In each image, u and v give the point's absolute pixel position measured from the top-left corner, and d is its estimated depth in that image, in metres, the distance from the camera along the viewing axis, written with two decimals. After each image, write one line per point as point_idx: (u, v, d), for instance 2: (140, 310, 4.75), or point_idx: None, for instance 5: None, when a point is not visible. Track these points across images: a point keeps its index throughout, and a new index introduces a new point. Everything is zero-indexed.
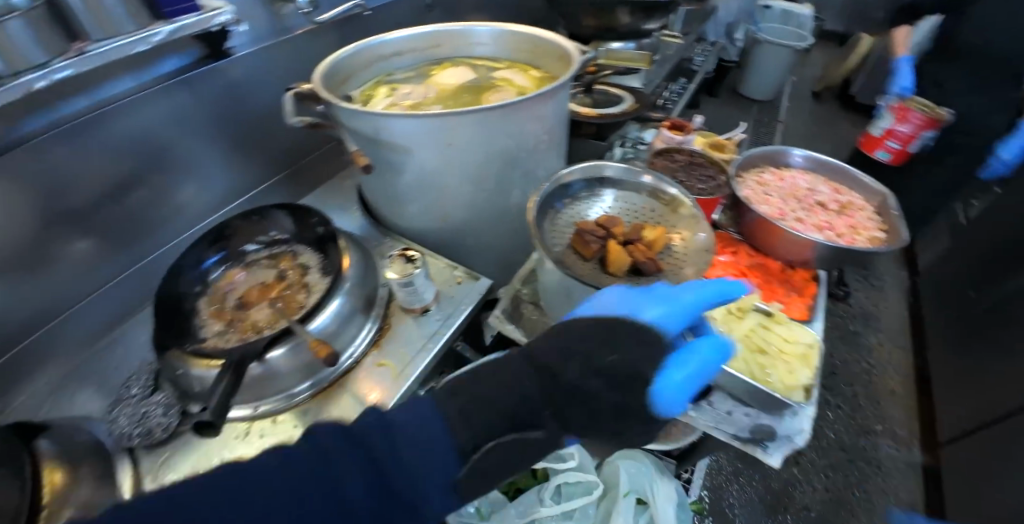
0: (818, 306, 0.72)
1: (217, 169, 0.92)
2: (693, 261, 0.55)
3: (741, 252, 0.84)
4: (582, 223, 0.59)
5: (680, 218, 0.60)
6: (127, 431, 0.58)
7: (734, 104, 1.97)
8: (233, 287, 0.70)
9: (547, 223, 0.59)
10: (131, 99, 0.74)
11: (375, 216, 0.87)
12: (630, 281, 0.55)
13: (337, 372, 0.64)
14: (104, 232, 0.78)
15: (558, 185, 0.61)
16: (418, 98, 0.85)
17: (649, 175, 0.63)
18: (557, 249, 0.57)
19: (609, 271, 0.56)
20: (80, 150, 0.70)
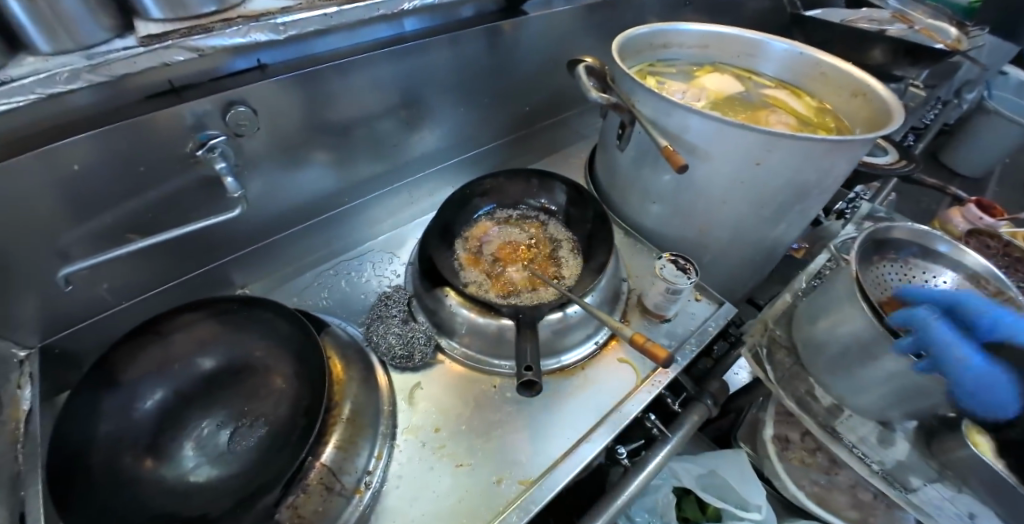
0: None
1: (459, 117, 0.93)
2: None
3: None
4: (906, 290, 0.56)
5: None
6: (394, 347, 0.62)
7: (933, 173, 1.77)
8: (491, 240, 0.71)
9: (862, 274, 0.58)
10: (408, 48, 0.76)
11: (610, 205, 0.85)
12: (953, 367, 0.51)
13: (580, 355, 0.64)
14: (359, 152, 0.82)
15: (881, 239, 0.59)
16: (693, 100, 0.81)
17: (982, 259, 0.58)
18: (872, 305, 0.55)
19: None
20: (351, 84, 0.73)
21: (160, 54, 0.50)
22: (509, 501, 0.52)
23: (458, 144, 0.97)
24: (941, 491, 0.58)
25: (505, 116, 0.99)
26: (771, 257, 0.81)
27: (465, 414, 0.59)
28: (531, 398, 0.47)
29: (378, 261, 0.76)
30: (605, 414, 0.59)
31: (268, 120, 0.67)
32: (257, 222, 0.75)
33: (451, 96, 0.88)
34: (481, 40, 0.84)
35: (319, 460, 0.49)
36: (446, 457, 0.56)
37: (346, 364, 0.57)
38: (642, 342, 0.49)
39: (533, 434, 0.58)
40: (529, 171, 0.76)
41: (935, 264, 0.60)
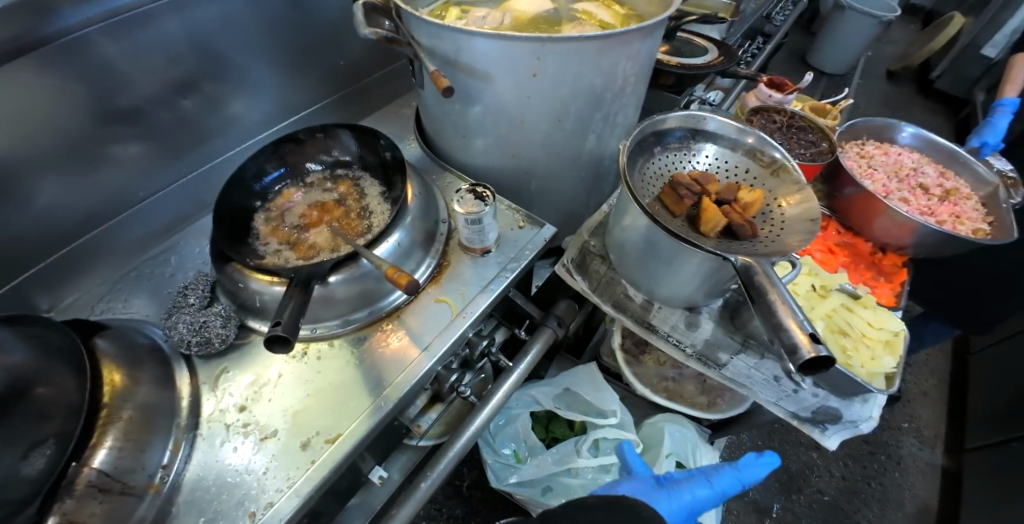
0: (906, 292, 0.77)
1: (272, 85, 0.87)
2: (792, 227, 0.51)
3: (831, 227, 0.86)
4: (677, 177, 0.55)
5: (778, 182, 0.57)
6: (185, 338, 0.56)
7: (799, 75, 1.83)
8: (293, 206, 0.67)
9: (638, 171, 0.57)
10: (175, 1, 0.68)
11: (436, 149, 0.82)
12: (723, 243, 0.52)
13: (393, 305, 0.62)
14: (153, 137, 0.75)
15: (653, 131, 0.59)
16: (495, 24, 0.78)
17: (749, 131, 0.59)
18: (646, 201, 0.55)
19: (701, 231, 0.53)
20: (113, 61, 0.65)
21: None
22: (315, 460, 0.51)
23: (276, 112, 0.90)
24: (746, 361, 0.60)
25: (326, 75, 0.93)
26: (600, 170, 0.80)
27: (276, 386, 0.57)
28: (285, 355, 0.44)
29: (190, 252, 0.71)
30: (420, 356, 0.59)
31: (12, 118, 0.59)
32: (42, 233, 0.68)
33: (251, 59, 0.81)
34: None
35: (86, 464, 0.46)
36: (252, 432, 0.54)
37: (133, 366, 0.54)
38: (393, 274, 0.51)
39: (344, 389, 0.57)
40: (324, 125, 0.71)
41: (710, 145, 0.61)
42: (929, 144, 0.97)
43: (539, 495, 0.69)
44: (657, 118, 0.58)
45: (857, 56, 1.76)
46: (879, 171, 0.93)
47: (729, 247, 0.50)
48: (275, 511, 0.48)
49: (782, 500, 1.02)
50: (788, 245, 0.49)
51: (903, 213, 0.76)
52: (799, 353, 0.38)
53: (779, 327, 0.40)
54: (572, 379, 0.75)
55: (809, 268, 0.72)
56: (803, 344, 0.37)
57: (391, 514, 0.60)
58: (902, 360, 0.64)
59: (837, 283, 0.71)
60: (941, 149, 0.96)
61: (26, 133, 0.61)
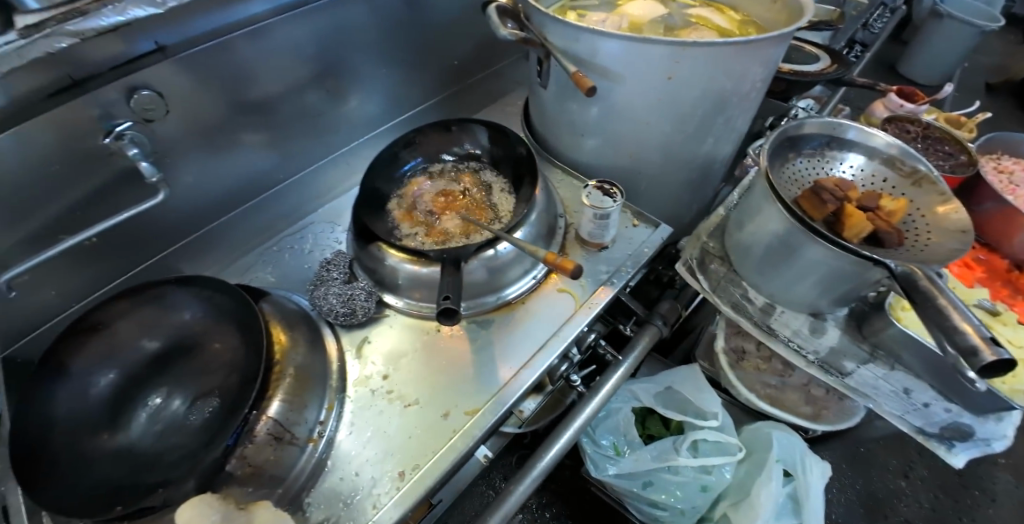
0: None
1: (387, 82, 0.92)
2: (944, 238, 0.51)
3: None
4: (820, 182, 0.56)
5: (922, 193, 0.56)
6: (334, 308, 0.63)
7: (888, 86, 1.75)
8: (423, 194, 0.71)
9: (776, 172, 0.58)
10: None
11: (546, 147, 0.86)
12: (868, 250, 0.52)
13: (518, 293, 0.65)
14: (282, 125, 0.81)
15: (795, 133, 0.60)
16: (613, 27, 0.80)
17: (892, 140, 0.59)
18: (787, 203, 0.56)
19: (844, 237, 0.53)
20: (261, 55, 0.71)
21: (42, 44, 0.48)
22: (455, 430, 0.55)
23: (388, 107, 0.95)
24: (873, 371, 0.60)
25: (435, 73, 0.98)
26: (708, 174, 0.81)
27: (412, 359, 0.61)
28: (451, 326, 0.48)
29: (321, 232, 0.77)
30: (547, 341, 0.61)
31: (180, 104, 0.66)
32: (194, 206, 0.75)
33: (374, 56, 0.87)
34: None
35: (263, 413, 0.51)
36: (396, 400, 0.58)
37: (289, 327, 0.59)
38: (554, 259, 0.51)
39: (476, 367, 0.60)
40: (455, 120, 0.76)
41: (849, 152, 0.61)
42: None
43: (639, 489, 0.70)
44: (801, 121, 0.59)
45: (954, 67, 1.67)
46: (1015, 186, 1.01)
47: (880, 253, 0.50)
48: (423, 474, 0.52)
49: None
50: (941, 255, 0.49)
51: None
52: (978, 356, 0.37)
53: (954, 331, 0.40)
54: (674, 376, 0.76)
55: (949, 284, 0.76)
56: (983, 347, 0.37)
57: (507, 490, 0.61)
58: None
59: (975, 300, 0.76)
60: None
61: (189, 117, 0.67)
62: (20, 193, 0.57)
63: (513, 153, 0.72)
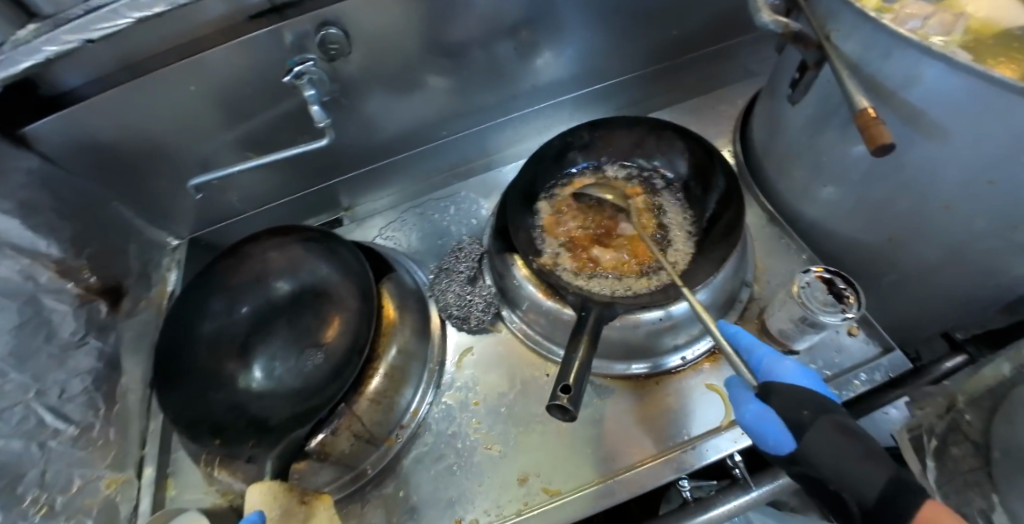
0: None
1: (590, 44, 0.76)
2: None
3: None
4: None
5: None
6: (451, 305, 0.58)
7: None
8: (585, 205, 0.59)
9: None
10: None
11: (761, 179, 0.65)
12: None
13: (655, 368, 0.53)
14: (466, 74, 0.72)
15: None
16: (940, 32, 0.51)
17: None
18: None
19: None
20: None
21: None
22: (527, 506, 0.48)
23: (581, 73, 0.80)
24: None
25: (649, 43, 0.79)
26: (1008, 299, 0.53)
27: (509, 397, 0.55)
28: (564, 423, 0.39)
29: (466, 207, 0.71)
30: (668, 448, 0.49)
31: (366, 42, 0.61)
32: (360, 146, 0.74)
33: (584, 15, 0.71)
34: None
35: (351, 409, 0.49)
36: (478, 437, 0.52)
37: (403, 313, 0.56)
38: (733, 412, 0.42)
39: (572, 441, 0.51)
40: (650, 120, 0.60)
41: None
42: None
43: None
44: None
45: None
46: None
47: None
48: None
49: None
50: None
51: None
52: None
53: None
54: None
55: None
56: None
57: None
58: None
59: None
60: None
61: (372, 56, 0.63)
62: (218, 109, 0.60)
63: (716, 189, 0.54)
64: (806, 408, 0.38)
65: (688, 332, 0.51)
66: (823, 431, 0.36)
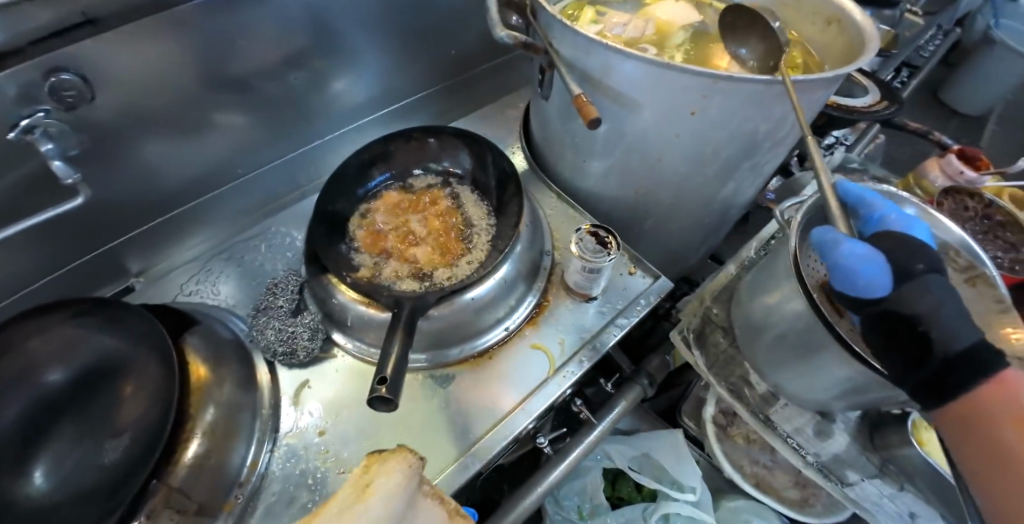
0: None
1: (381, 67, 0.81)
2: None
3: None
4: None
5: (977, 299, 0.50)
6: (272, 344, 0.56)
7: (924, 116, 1.65)
8: (392, 216, 0.63)
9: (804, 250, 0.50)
10: None
11: (541, 167, 0.76)
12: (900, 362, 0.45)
13: (484, 345, 0.57)
14: (259, 106, 0.70)
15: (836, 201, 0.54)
16: (635, 35, 0.68)
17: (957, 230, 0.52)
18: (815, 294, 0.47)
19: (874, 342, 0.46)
20: (234, 27, 0.60)
21: None
22: None
23: (378, 95, 0.84)
24: (879, 488, 0.52)
25: (433, 60, 0.86)
26: (724, 220, 0.71)
27: (355, 413, 0.54)
28: (389, 412, 0.42)
29: (278, 242, 0.68)
30: (509, 411, 0.54)
31: (124, 83, 0.55)
32: (142, 198, 0.66)
33: (365, 39, 0.75)
34: None
35: (167, 483, 0.44)
36: (330, 463, 0.51)
37: (217, 365, 0.52)
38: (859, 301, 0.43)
39: (428, 434, 0.52)
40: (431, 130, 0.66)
41: None
42: None
43: None
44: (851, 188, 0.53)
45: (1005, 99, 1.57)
46: None
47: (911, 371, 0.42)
48: None
49: None
50: None
51: None
52: None
53: None
54: (651, 445, 0.70)
55: None
56: None
57: None
58: None
59: None
60: None
61: (135, 98, 0.57)
62: None
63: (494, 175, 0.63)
64: (920, 263, 0.40)
65: (505, 304, 0.58)
66: (925, 282, 0.39)
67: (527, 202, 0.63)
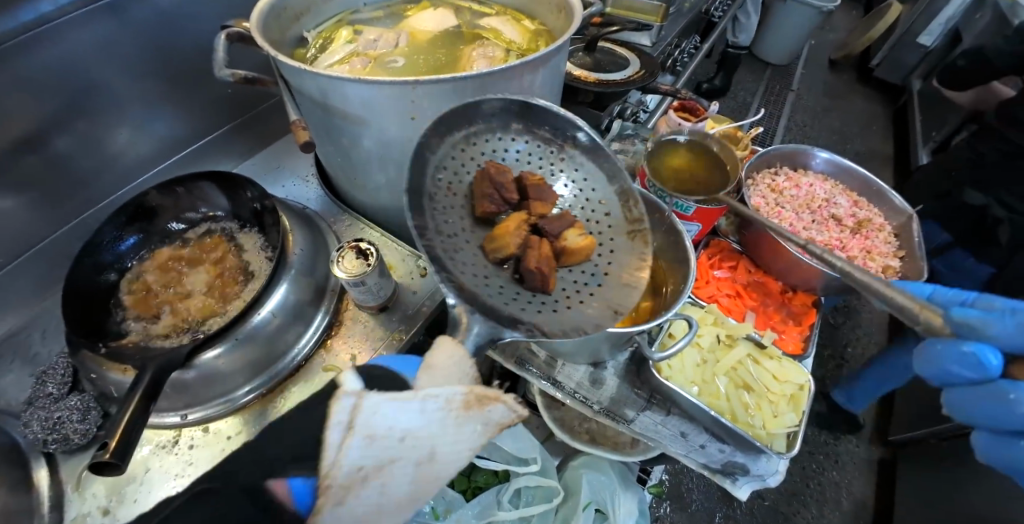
0: (812, 338, 0.75)
1: (157, 117, 0.78)
2: (583, 307, 0.44)
3: (740, 268, 0.83)
4: (499, 172, 0.48)
5: (623, 251, 0.49)
6: (40, 437, 0.53)
7: (743, 69, 1.84)
8: (162, 269, 0.62)
9: (451, 164, 0.49)
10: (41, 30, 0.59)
11: (330, 188, 0.77)
12: (508, 280, 0.47)
13: (275, 378, 0.58)
14: (28, 183, 0.66)
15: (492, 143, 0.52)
16: (386, 48, 0.71)
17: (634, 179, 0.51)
18: (449, 215, 0.47)
19: (488, 250, 0.47)
20: None
21: None
22: None
23: (165, 145, 0.81)
24: (653, 417, 0.57)
25: (215, 100, 0.84)
26: None
27: (141, 484, 0.52)
28: (123, 473, 0.41)
29: (55, 326, 0.67)
30: None
31: None
32: None
33: (120, 97, 0.72)
34: (143, 14, 0.69)
35: None
36: None
37: None
38: (531, 262, 0.44)
39: None
40: (178, 177, 0.63)
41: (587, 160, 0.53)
42: (835, 167, 1.00)
43: None
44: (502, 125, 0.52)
45: (798, 45, 1.79)
46: (785, 208, 0.95)
47: (499, 284, 0.45)
48: None
49: (722, 508, 1.05)
50: (561, 324, 0.42)
51: (803, 258, 0.74)
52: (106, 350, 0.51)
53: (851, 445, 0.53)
54: None
55: (716, 317, 0.71)
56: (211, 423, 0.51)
57: None
58: (807, 416, 0.62)
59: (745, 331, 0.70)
60: (850, 174, 0.98)
61: None
62: None
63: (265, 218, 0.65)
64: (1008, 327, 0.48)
65: (291, 333, 0.59)
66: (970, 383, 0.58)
67: (300, 227, 0.64)
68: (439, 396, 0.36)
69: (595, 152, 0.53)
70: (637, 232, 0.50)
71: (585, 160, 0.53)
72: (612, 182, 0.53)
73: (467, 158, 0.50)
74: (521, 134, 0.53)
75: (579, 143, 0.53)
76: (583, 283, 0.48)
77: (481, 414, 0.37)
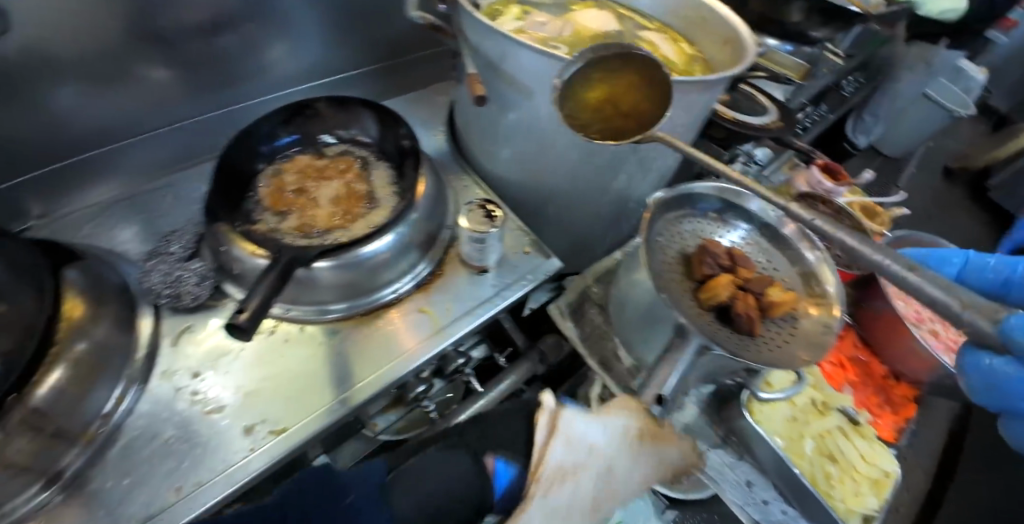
0: (908, 431, 0.80)
1: (312, 41, 0.83)
2: (790, 351, 0.48)
3: (847, 341, 0.85)
4: (710, 243, 0.56)
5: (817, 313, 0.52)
6: (158, 287, 0.57)
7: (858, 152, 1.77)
8: (301, 174, 0.65)
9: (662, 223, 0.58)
10: None
11: (461, 146, 0.79)
12: (712, 322, 0.52)
13: (371, 304, 0.61)
14: (188, 65, 0.72)
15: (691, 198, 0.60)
16: (552, 33, 0.73)
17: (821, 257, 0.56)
18: (665, 256, 0.56)
19: (698, 299, 0.53)
20: None
21: None
22: (256, 447, 0.50)
23: (311, 68, 0.86)
24: (722, 456, 0.60)
25: (366, 40, 0.89)
26: (621, 213, 0.76)
27: (233, 359, 0.55)
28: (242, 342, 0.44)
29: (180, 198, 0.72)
30: (387, 365, 0.56)
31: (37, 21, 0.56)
32: (42, 142, 0.65)
33: (287, 14, 0.77)
34: None
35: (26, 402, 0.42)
36: (199, 403, 0.52)
37: (96, 304, 0.51)
38: (743, 308, 0.49)
39: (306, 380, 0.55)
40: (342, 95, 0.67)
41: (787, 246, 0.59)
42: None
43: None
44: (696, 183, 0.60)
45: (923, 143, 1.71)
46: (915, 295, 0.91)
47: (710, 323, 0.50)
48: (203, 490, 0.47)
49: None
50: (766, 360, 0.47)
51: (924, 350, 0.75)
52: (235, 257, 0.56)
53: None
54: None
55: (818, 382, 0.75)
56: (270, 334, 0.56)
57: None
58: (886, 503, 0.67)
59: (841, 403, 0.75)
60: None
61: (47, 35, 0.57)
62: None
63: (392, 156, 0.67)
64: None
65: (396, 269, 0.61)
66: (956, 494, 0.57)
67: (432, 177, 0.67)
68: (619, 423, 0.56)
69: (782, 236, 0.59)
70: (825, 305, 0.53)
71: (769, 244, 0.60)
72: (795, 264, 0.58)
73: (677, 233, 0.59)
74: (721, 222, 0.61)
75: (772, 231, 0.60)
76: (789, 337, 0.51)
77: (649, 448, 0.57)
